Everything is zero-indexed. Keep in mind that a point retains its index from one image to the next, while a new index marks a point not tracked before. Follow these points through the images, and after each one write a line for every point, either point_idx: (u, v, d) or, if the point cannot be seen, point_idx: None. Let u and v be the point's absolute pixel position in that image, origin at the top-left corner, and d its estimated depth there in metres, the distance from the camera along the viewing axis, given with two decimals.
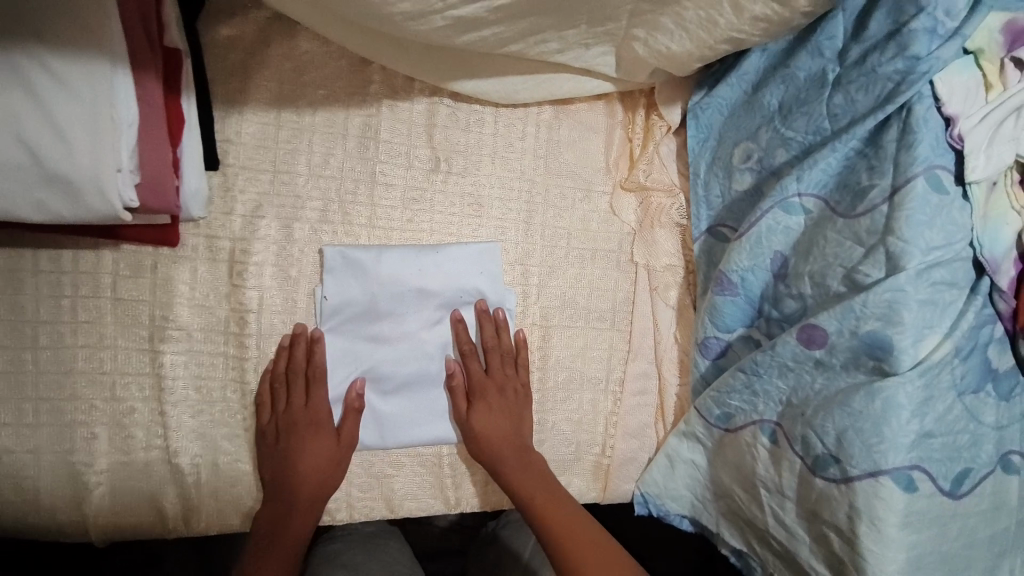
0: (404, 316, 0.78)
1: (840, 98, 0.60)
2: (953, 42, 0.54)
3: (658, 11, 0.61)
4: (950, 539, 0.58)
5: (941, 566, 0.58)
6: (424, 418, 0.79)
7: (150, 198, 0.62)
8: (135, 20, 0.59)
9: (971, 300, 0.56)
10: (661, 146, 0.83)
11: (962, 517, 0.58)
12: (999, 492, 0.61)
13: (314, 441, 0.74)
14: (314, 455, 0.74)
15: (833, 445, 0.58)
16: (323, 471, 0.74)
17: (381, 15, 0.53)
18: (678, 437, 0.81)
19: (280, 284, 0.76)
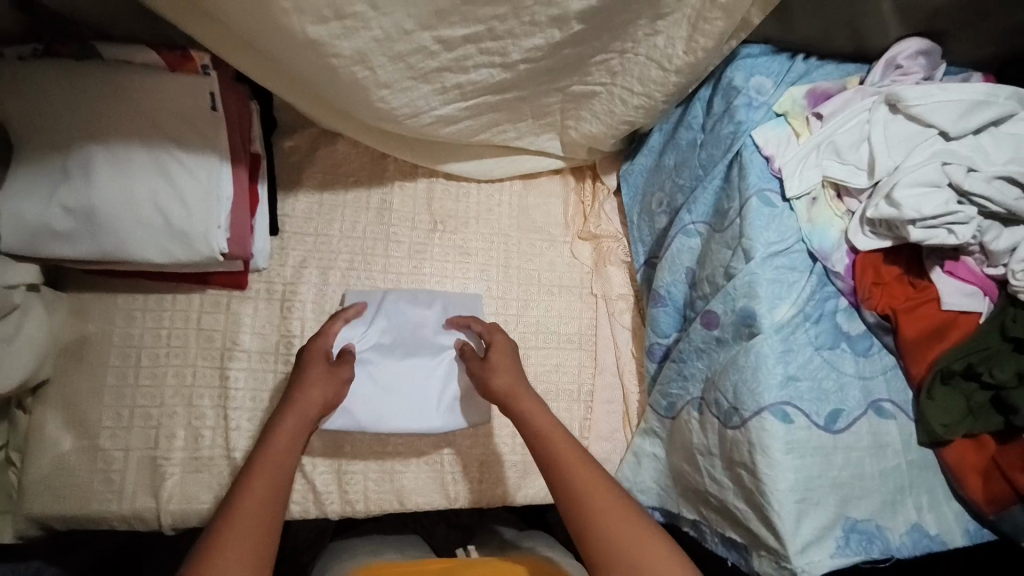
0: (404, 322, 0.99)
1: (704, 154, 0.85)
2: (761, 110, 0.78)
3: (579, 107, 0.88)
4: (835, 466, 0.74)
5: (830, 488, 0.74)
6: (410, 408, 0.95)
7: (236, 247, 0.86)
8: (237, 137, 0.87)
9: (811, 280, 0.77)
10: (605, 205, 1.11)
11: (844, 449, 0.75)
12: (878, 433, 0.76)
13: (312, 363, 0.86)
14: (316, 373, 0.85)
15: (732, 398, 0.77)
16: (315, 385, 0.84)
17: (388, 116, 0.78)
18: (641, 436, 0.95)
19: (317, 316, 0.99)
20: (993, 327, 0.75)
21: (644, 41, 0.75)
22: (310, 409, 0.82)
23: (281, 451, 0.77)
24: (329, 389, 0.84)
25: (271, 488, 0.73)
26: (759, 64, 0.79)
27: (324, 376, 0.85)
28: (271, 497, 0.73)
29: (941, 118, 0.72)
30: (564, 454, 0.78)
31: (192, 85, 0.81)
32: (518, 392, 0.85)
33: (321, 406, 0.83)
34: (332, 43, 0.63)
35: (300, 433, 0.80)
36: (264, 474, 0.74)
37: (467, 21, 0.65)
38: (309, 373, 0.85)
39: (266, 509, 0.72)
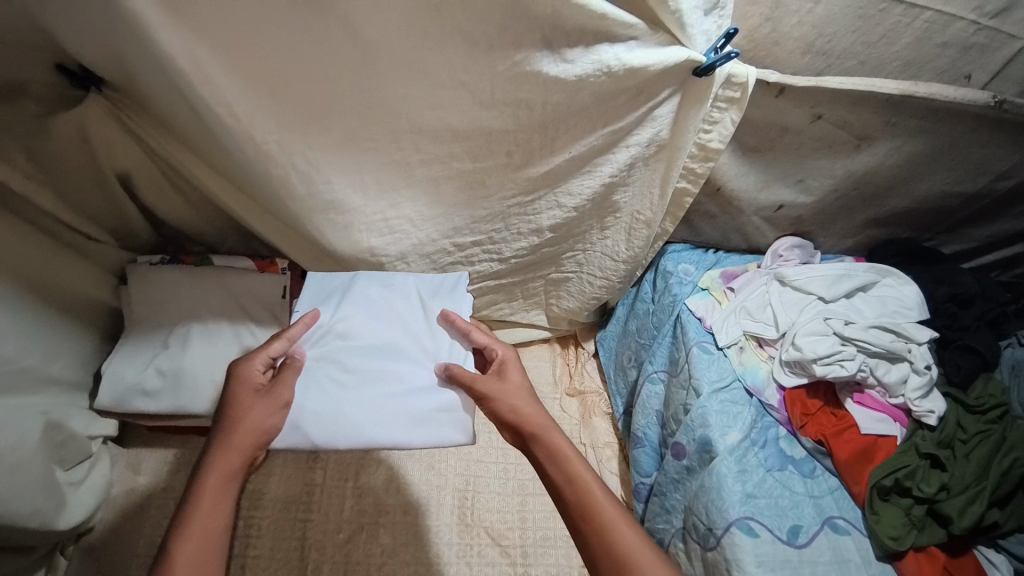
0: (374, 319, 0.85)
1: (655, 319, 1.10)
2: (690, 286, 1.05)
3: (557, 289, 1.18)
4: None
5: None
6: (382, 416, 0.77)
7: None
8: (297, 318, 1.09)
9: (752, 410, 0.94)
10: (587, 365, 1.34)
11: (810, 564, 0.83)
12: (838, 549, 0.85)
13: (240, 395, 0.73)
14: (250, 407, 0.73)
15: (706, 519, 0.86)
16: (244, 421, 0.71)
17: None
18: None
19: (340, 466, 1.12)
20: (909, 447, 0.90)
21: (601, 241, 1.03)
22: (237, 450, 0.69)
23: (212, 509, 0.66)
24: (265, 418, 0.73)
25: (198, 559, 0.63)
26: (683, 256, 1.09)
27: (254, 408, 0.73)
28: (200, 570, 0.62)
29: (817, 287, 1.00)
30: (606, 510, 0.67)
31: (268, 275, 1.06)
32: (548, 430, 0.73)
33: (248, 447, 0.70)
34: (383, 250, 0.87)
35: (225, 482, 0.68)
36: (195, 539, 0.64)
37: (475, 233, 0.93)
38: (238, 408, 0.72)
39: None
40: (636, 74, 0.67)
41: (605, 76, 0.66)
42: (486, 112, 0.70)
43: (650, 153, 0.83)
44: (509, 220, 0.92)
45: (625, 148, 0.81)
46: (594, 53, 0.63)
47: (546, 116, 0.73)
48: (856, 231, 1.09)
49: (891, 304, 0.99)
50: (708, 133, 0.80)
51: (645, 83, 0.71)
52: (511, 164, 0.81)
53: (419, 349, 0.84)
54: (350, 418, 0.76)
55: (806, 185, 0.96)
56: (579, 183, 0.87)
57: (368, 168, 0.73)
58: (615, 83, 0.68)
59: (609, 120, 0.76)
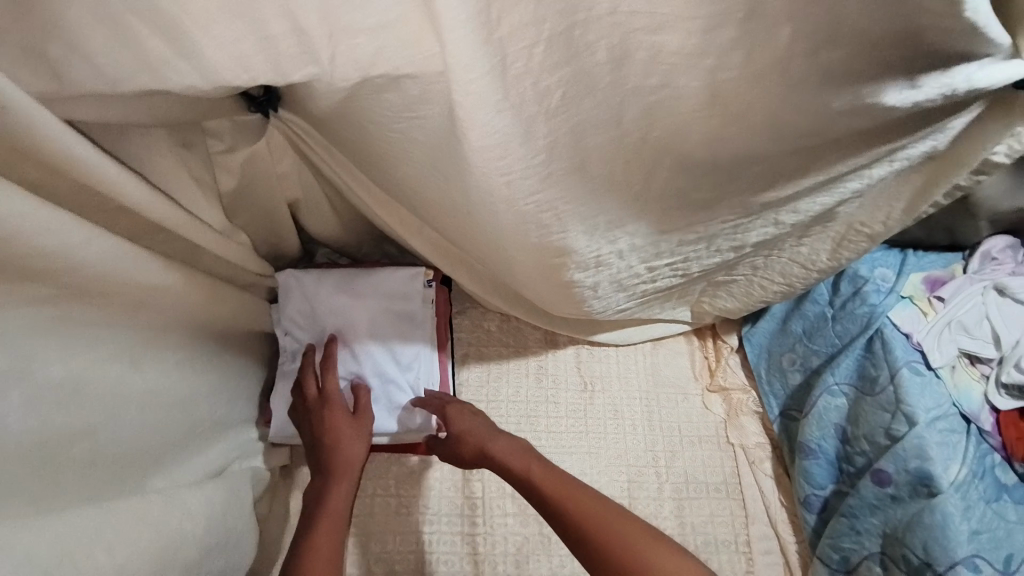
0: (346, 317, 0.92)
1: (841, 327, 0.97)
2: (893, 295, 0.94)
3: (716, 289, 1.07)
4: None
5: None
6: None
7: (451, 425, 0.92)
8: (443, 330, 1.00)
9: (966, 438, 0.86)
10: (729, 359, 1.23)
11: None
12: None
13: (332, 417, 0.84)
14: (341, 426, 0.84)
15: (923, 554, 0.83)
16: (348, 441, 0.83)
17: (581, 313, 0.94)
18: None
19: (494, 477, 1.05)
20: None
21: (794, 250, 0.91)
22: (349, 465, 0.82)
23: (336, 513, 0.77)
24: (359, 436, 0.84)
25: (333, 544, 0.74)
26: (878, 259, 0.97)
27: (350, 430, 0.84)
28: (332, 553, 0.73)
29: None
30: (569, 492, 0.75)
31: (414, 275, 0.94)
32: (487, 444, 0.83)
33: (354, 462, 0.82)
34: (580, 281, 0.77)
35: (338, 488, 0.80)
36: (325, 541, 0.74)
37: (674, 254, 0.82)
38: (339, 430, 0.83)
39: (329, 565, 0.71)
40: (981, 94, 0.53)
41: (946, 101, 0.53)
42: (774, 144, 0.56)
43: (910, 166, 0.70)
44: (717, 238, 0.81)
45: (886, 163, 0.68)
46: (951, 76, 0.49)
47: (834, 139, 0.60)
48: None
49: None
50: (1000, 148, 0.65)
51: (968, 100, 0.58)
52: (752, 187, 0.68)
53: (387, 372, 0.91)
54: None
55: None
56: (809, 201, 0.75)
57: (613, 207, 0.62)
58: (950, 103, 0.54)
59: (897, 137, 0.63)
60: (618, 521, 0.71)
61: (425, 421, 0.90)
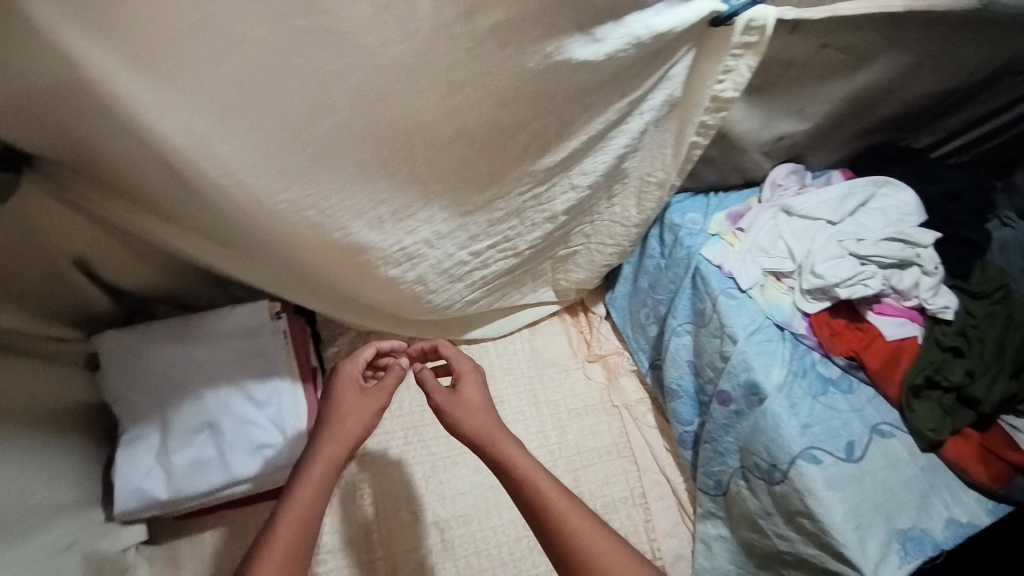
0: (184, 369, 0.88)
1: (671, 274, 1.09)
2: (701, 235, 1.05)
3: (564, 264, 1.14)
4: (869, 489, 0.85)
5: (878, 510, 0.84)
6: (209, 464, 0.85)
7: None
8: (304, 359, 0.96)
9: (784, 345, 0.96)
10: (600, 327, 1.30)
11: (870, 473, 0.87)
12: (888, 453, 0.88)
13: (344, 386, 0.82)
14: (355, 399, 0.81)
15: (768, 457, 0.90)
16: (349, 411, 0.79)
17: (431, 311, 0.96)
18: (703, 521, 1.05)
19: (384, 496, 1.04)
20: (931, 343, 0.92)
21: (608, 208, 1.00)
22: (341, 444, 0.76)
23: (318, 480, 0.72)
24: (368, 412, 0.80)
25: (304, 527, 0.68)
26: (688, 207, 1.08)
27: (355, 400, 0.81)
28: (302, 538, 0.67)
29: (825, 214, 0.99)
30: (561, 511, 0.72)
31: (254, 310, 0.93)
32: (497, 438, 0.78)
33: (355, 439, 0.77)
34: (400, 278, 0.81)
35: (324, 468, 0.74)
36: (297, 508, 0.69)
37: (491, 236, 0.86)
38: (343, 399, 0.80)
39: (293, 551, 0.66)
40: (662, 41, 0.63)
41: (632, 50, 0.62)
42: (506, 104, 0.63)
43: (661, 116, 0.79)
44: (524, 215, 0.86)
45: (638, 116, 0.77)
46: (622, 26, 0.60)
47: (568, 100, 0.67)
48: (844, 143, 1.07)
49: (896, 215, 0.98)
50: (720, 83, 0.75)
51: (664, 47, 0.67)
52: (524, 157, 0.74)
53: (242, 417, 0.87)
54: (183, 475, 0.84)
55: (806, 113, 0.92)
56: (592, 162, 0.82)
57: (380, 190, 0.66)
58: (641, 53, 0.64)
59: (628, 90, 0.71)
60: (612, 547, 0.69)
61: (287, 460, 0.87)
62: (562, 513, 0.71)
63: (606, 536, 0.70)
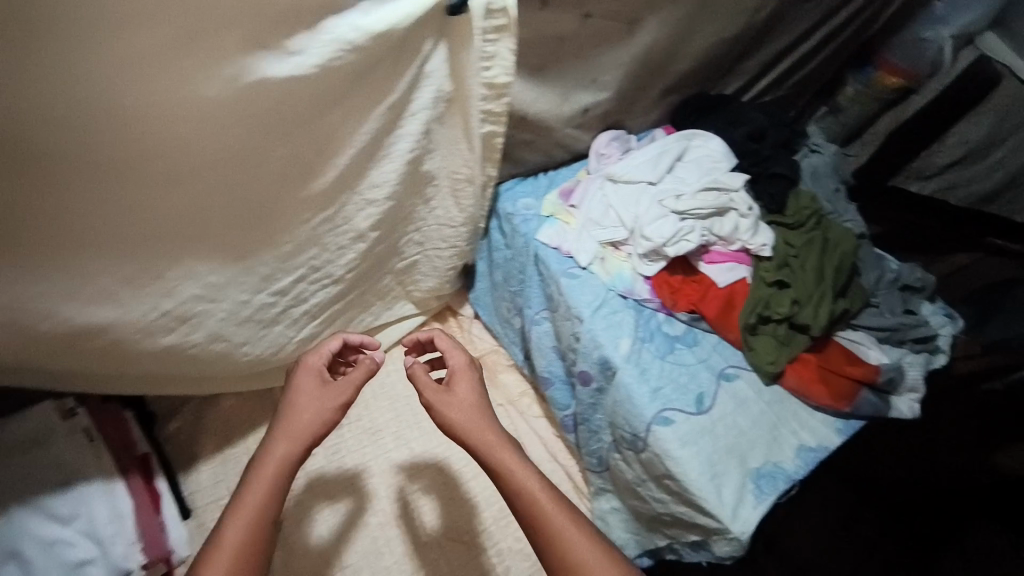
0: None
1: (516, 263, 1.06)
2: (535, 220, 1.02)
3: (410, 274, 1.08)
4: (722, 435, 0.86)
5: (733, 454, 0.84)
6: None
7: (150, 550, 0.86)
8: (121, 452, 0.92)
9: (628, 314, 0.96)
10: (472, 328, 1.27)
11: (721, 419, 0.87)
12: (735, 395, 0.90)
13: (304, 381, 0.74)
14: (311, 399, 0.72)
15: (629, 427, 0.89)
16: (304, 408, 0.71)
17: (260, 359, 0.90)
18: (597, 499, 1.06)
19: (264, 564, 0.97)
20: (757, 282, 0.95)
21: (428, 214, 0.94)
22: (298, 442, 0.68)
23: (275, 482, 0.65)
24: (324, 411, 0.72)
25: (256, 529, 0.61)
26: (520, 192, 1.04)
27: (317, 398, 0.73)
28: (253, 543, 0.61)
29: (645, 175, 0.99)
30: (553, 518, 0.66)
31: (49, 416, 0.89)
32: (497, 445, 0.71)
33: (313, 435, 0.70)
34: (184, 343, 0.75)
35: (282, 469, 0.66)
36: (246, 514, 0.62)
37: (291, 270, 0.79)
38: (300, 395, 0.72)
39: (240, 558, 0.60)
40: (387, 42, 0.63)
41: (353, 57, 0.62)
42: (230, 129, 0.61)
43: (440, 114, 0.75)
44: (322, 241, 0.79)
45: (411, 118, 0.72)
46: (322, 33, 0.60)
47: (309, 115, 0.64)
48: (655, 104, 1.08)
49: (710, 165, 1.00)
50: (489, 70, 0.72)
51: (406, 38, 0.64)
52: (290, 180, 0.69)
53: (45, 538, 0.82)
54: None
55: (600, 83, 0.90)
56: (379, 173, 0.76)
57: (121, 239, 0.63)
58: (367, 56, 0.63)
59: (385, 90, 0.68)
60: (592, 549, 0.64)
61: (111, 570, 0.83)
62: (541, 502, 0.67)
63: (581, 528, 0.66)
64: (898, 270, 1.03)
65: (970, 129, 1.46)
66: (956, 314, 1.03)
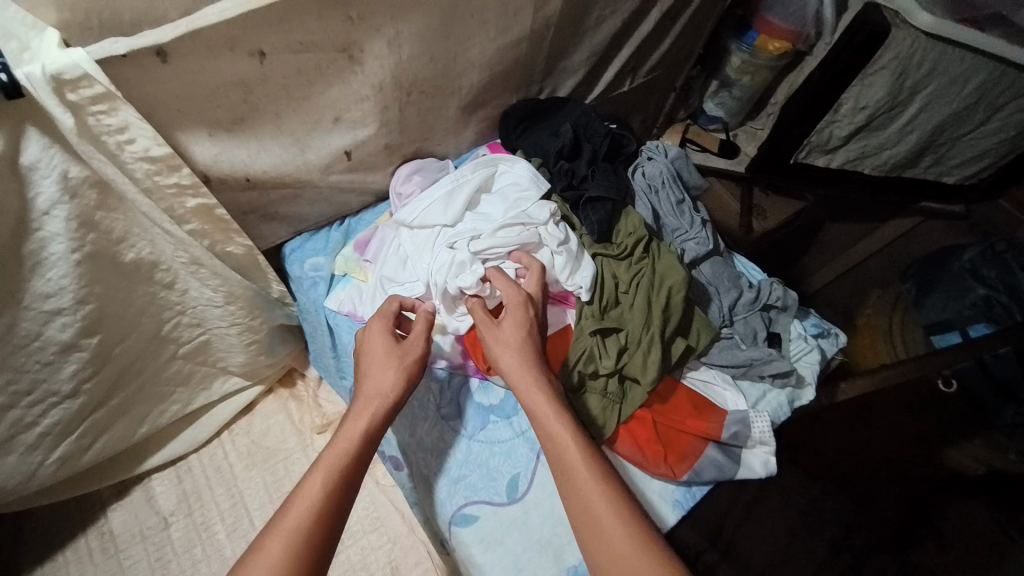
0: None
1: (317, 333, 0.89)
2: (323, 284, 0.85)
3: (205, 357, 0.90)
4: (536, 528, 0.72)
5: (546, 551, 0.70)
6: None
7: None
8: None
9: (429, 386, 0.81)
10: (321, 391, 1.13)
11: (536, 505, 0.73)
12: None
13: (381, 334, 0.67)
14: (382, 358, 0.65)
15: (435, 525, 0.76)
16: (377, 369, 0.64)
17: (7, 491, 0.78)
18: None
19: None
20: (579, 330, 0.79)
21: (186, 297, 0.78)
22: (382, 399, 0.62)
23: (347, 445, 0.58)
24: (404, 370, 0.64)
25: (337, 485, 0.55)
26: (310, 250, 0.88)
27: (394, 353, 0.65)
28: (339, 498, 0.54)
29: (437, 216, 0.81)
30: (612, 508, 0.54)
31: None
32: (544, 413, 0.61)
33: (390, 400, 0.62)
34: None
35: (380, 420, 0.61)
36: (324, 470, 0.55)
37: None
38: (374, 353, 0.66)
39: (319, 512, 0.52)
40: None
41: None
42: None
43: (95, 203, 0.60)
44: (12, 364, 0.66)
45: (47, 217, 0.57)
46: None
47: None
48: (464, 121, 0.91)
49: (516, 195, 0.83)
50: (133, 143, 0.57)
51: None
52: None
53: None
54: None
55: (350, 120, 0.75)
56: (43, 282, 0.62)
57: None
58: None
59: None
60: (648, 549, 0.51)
61: None
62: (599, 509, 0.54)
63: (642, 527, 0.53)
64: (756, 287, 0.88)
65: (868, 93, 1.14)
66: (832, 328, 0.89)
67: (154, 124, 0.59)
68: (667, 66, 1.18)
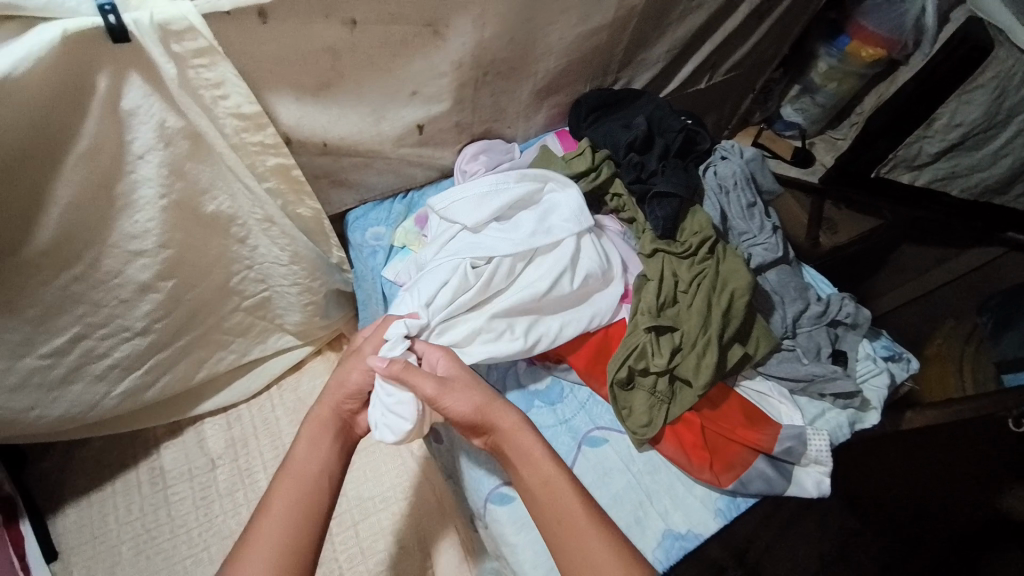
0: None
1: (369, 302, 0.91)
2: (382, 254, 0.86)
3: (265, 313, 0.94)
4: None
5: None
6: None
7: None
8: None
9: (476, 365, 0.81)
10: None
11: None
12: (597, 465, 0.74)
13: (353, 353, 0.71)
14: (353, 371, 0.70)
15: (470, 500, 0.76)
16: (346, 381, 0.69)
17: (77, 417, 0.83)
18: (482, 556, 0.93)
19: None
20: (634, 325, 0.77)
21: (255, 254, 0.81)
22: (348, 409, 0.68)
23: (315, 452, 0.64)
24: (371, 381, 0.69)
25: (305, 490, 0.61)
26: (373, 219, 0.89)
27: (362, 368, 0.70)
28: (305, 512, 0.59)
29: (462, 215, 0.79)
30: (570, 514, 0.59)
31: None
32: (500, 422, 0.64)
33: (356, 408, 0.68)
34: None
35: (333, 434, 0.67)
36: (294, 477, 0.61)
37: (60, 331, 0.71)
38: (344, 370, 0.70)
39: (295, 513, 0.59)
40: (33, 91, 0.50)
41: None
42: None
43: (186, 153, 0.63)
44: (91, 298, 0.70)
45: (140, 161, 0.61)
46: None
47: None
48: (536, 106, 0.91)
49: (553, 218, 0.79)
50: (227, 99, 0.59)
51: (67, 82, 0.51)
52: None
53: None
54: None
55: (426, 95, 0.76)
56: (131, 223, 0.66)
57: None
58: (8, 104, 0.50)
59: (69, 139, 0.55)
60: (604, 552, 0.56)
61: None
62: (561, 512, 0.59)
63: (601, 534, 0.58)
64: (825, 300, 0.83)
65: (965, 111, 1.09)
66: (904, 353, 0.84)
67: (248, 82, 0.62)
68: (750, 65, 1.13)
